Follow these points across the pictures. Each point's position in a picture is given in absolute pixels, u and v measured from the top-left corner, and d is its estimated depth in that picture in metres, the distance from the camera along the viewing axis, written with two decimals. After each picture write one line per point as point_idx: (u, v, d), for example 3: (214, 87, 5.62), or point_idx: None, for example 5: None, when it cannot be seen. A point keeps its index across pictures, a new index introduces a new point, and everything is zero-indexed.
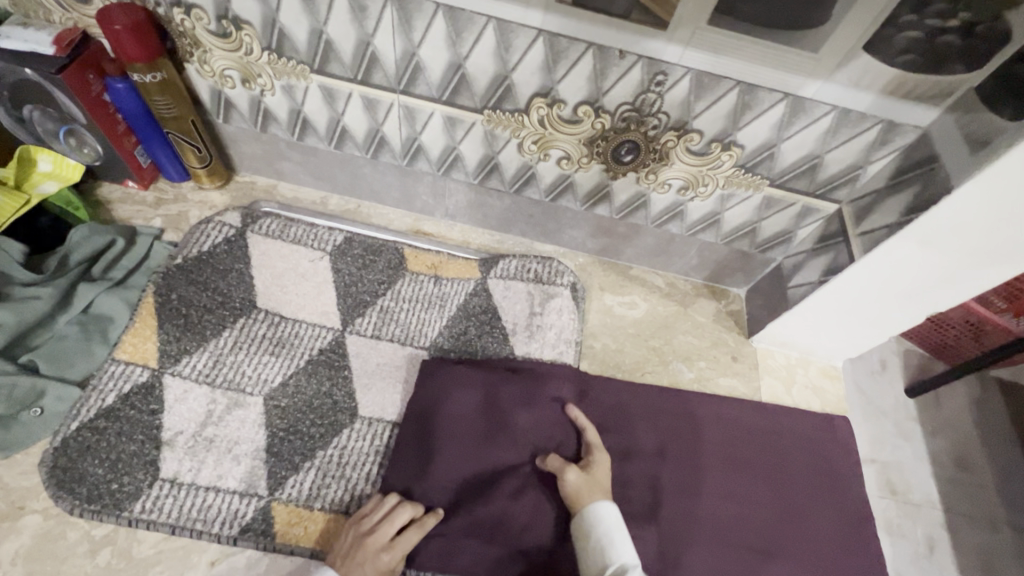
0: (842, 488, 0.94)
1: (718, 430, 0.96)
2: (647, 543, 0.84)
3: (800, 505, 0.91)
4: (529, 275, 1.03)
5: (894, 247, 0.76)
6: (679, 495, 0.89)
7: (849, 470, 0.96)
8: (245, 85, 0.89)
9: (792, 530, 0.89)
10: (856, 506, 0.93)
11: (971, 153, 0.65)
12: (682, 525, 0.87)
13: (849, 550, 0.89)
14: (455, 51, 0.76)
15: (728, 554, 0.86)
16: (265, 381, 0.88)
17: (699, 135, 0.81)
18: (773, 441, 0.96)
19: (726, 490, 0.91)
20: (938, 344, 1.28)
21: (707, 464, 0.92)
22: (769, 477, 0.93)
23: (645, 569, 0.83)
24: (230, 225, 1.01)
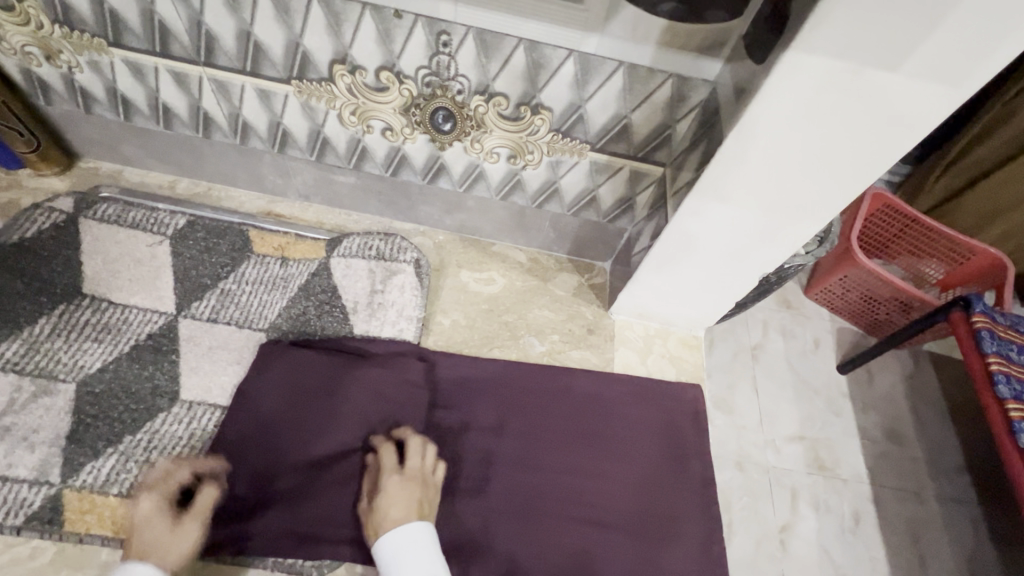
0: (686, 454, 0.94)
1: (563, 401, 0.94)
2: (469, 516, 0.84)
3: (641, 472, 0.91)
4: (372, 253, 1.00)
5: (696, 204, 0.75)
6: (513, 469, 0.88)
7: (696, 437, 0.96)
8: (51, 63, 0.86)
9: (629, 498, 0.89)
10: (699, 472, 0.93)
11: (736, 101, 0.64)
12: (511, 497, 0.86)
13: (686, 516, 0.89)
14: (239, 17, 0.74)
15: (557, 525, 0.85)
16: (81, 367, 0.86)
17: (504, 98, 0.79)
18: (618, 410, 0.95)
19: (563, 461, 0.90)
20: (871, 320, 1.34)
21: (547, 437, 0.91)
22: (611, 446, 0.92)
23: (467, 541, 0.82)
24: (59, 211, 0.97)
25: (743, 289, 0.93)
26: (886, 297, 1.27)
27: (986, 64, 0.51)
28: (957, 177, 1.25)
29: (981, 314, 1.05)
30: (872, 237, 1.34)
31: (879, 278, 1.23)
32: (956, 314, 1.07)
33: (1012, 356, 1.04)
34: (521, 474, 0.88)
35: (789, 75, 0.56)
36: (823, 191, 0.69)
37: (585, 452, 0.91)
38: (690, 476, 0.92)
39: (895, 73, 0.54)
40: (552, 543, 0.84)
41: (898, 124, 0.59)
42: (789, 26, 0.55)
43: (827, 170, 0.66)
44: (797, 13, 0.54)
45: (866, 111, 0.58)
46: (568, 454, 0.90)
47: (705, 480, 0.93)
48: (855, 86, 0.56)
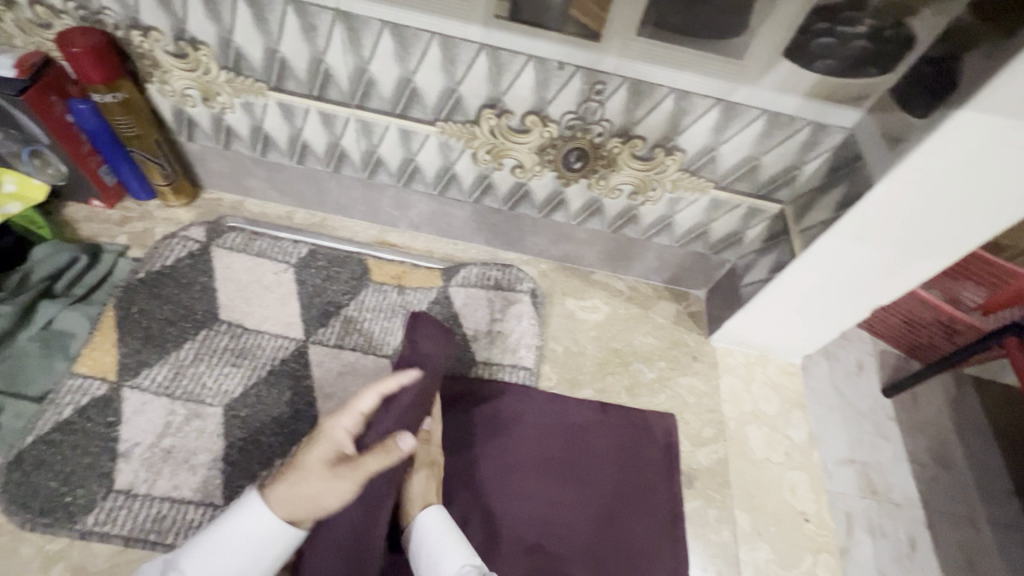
0: (655, 486, 0.91)
1: (533, 428, 0.93)
2: None
3: (608, 504, 0.88)
4: (490, 282, 1.04)
5: (829, 243, 0.80)
6: (595, 506, 0.88)
7: (664, 468, 0.93)
8: (205, 103, 0.92)
9: (601, 532, 0.85)
10: (668, 504, 0.89)
11: (889, 149, 0.69)
12: (477, 529, 0.83)
13: (656, 551, 0.85)
14: (404, 66, 0.79)
15: (522, 560, 0.82)
16: (225, 392, 0.89)
17: (642, 140, 0.84)
18: (586, 437, 0.94)
19: (527, 490, 0.87)
20: (913, 343, 1.37)
21: (628, 477, 0.91)
22: (577, 476, 0.90)
23: None
24: (194, 240, 1.02)
25: (852, 321, 0.96)
26: (929, 320, 1.30)
27: None
28: None
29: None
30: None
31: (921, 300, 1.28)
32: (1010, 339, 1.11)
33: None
34: (592, 515, 0.87)
35: (955, 131, 0.61)
36: (957, 235, 0.73)
37: (651, 493, 0.90)
38: (659, 507, 0.89)
39: None
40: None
41: None
42: (958, 86, 0.60)
43: (964, 217, 0.70)
44: (968, 75, 0.59)
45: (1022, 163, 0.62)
46: (647, 494, 0.90)
47: (673, 512, 0.89)
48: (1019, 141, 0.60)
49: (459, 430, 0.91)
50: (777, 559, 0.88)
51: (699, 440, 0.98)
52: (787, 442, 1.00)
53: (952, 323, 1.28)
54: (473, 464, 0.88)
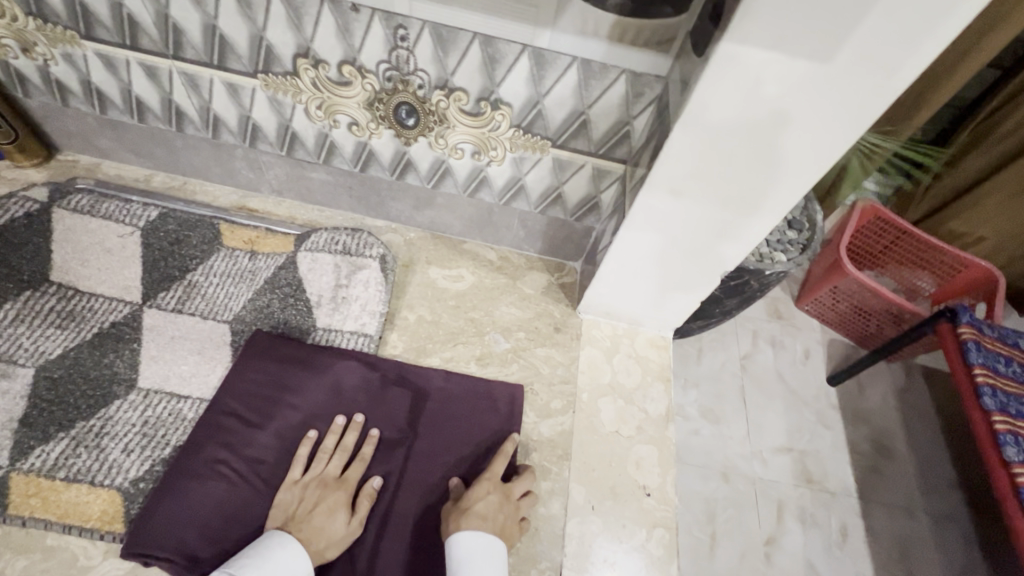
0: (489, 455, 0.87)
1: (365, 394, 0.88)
2: (226, 510, 0.75)
3: (435, 472, 0.84)
4: (338, 247, 1.00)
5: (652, 199, 0.75)
6: (422, 477, 0.84)
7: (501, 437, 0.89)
8: (27, 55, 0.89)
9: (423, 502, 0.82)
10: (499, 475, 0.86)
11: (681, 93, 0.64)
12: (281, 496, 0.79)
13: None
14: (203, 10, 0.76)
15: None
16: (41, 353, 0.86)
17: (464, 93, 0.80)
18: (423, 404, 0.89)
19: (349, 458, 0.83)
20: (861, 331, 1.48)
21: (462, 447, 0.87)
22: (406, 442, 0.86)
23: (222, 538, 0.74)
24: (33, 201, 0.97)
25: (705, 288, 0.93)
26: (877, 310, 1.40)
27: (915, 55, 0.52)
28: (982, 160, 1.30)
29: (967, 326, 1.15)
30: (865, 247, 1.48)
31: (865, 287, 1.35)
32: (942, 327, 1.19)
33: (999, 368, 1.13)
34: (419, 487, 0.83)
35: (727, 67, 0.57)
36: (775, 187, 0.69)
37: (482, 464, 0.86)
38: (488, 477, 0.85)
39: (828, 64, 0.54)
40: (411, 561, 0.77)
41: (839, 121, 0.59)
42: (724, 17, 0.56)
43: (775, 165, 0.66)
44: (730, 4, 0.55)
45: (806, 103, 0.58)
46: (479, 464, 0.86)
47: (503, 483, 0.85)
48: (794, 77, 0.56)
49: (281, 394, 0.85)
50: (606, 532, 0.84)
51: (546, 412, 0.94)
52: (642, 415, 0.96)
53: (900, 313, 1.37)
54: (288, 430, 0.83)
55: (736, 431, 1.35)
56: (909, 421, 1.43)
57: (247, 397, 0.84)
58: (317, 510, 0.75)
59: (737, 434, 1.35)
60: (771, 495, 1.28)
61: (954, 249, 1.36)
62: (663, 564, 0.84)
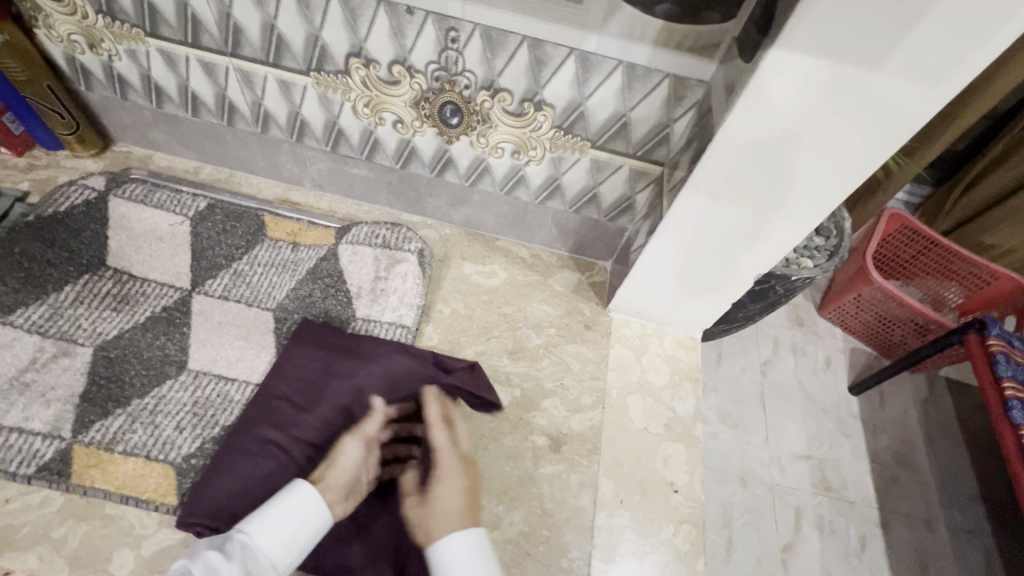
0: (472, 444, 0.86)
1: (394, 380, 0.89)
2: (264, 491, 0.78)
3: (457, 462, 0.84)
4: (378, 242, 1.03)
5: (691, 200, 0.77)
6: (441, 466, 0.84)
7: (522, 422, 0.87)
8: (93, 51, 0.93)
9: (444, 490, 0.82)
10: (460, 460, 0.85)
11: (726, 98, 0.66)
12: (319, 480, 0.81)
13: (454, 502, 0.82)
14: (263, 10, 0.79)
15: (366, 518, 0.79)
16: (99, 333, 0.91)
17: (509, 94, 0.83)
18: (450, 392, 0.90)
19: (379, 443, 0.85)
20: (884, 340, 1.47)
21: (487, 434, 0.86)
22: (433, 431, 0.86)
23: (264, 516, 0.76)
24: (92, 189, 1.02)
25: (737, 290, 0.94)
26: (904, 320, 1.39)
27: (962, 65, 0.53)
28: (1008, 175, 1.28)
29: (996, 338, 1.15)
30: (893, 257, 1.48)
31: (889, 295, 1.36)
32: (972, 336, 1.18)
33: None
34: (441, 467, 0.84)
35: (775, 73, 0.59)
36: (814, 191, 0.70)
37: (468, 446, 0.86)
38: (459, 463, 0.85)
39: (877, 70, 0.55)
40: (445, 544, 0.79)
41: (884, 126, 0.60)
42: (773, 26, 0.58)
43: (816, 170, 0.67)
44: (780, 14, 0.57)
45: (850, 107, 0.59)
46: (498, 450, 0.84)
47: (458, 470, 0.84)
48: (840, 81, 0.57)
49: (316, 380, 0.88)
50: (634, 526, 0.86)
51: (576, 407, 0.96)
52: (670, 414, 0.98)
53: (925, 324, 1.36)
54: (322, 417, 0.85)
55: (760, 436, 1.36)
56: (930, 429, 1.43)
57: (296, 383, 0.88)
58: (333, 457, 0.80)
59: (761, 440, 1.35)
60: (786, 501, 1.28)
61: (985, 260, 1.32)
62: (691, 559, 0.85)
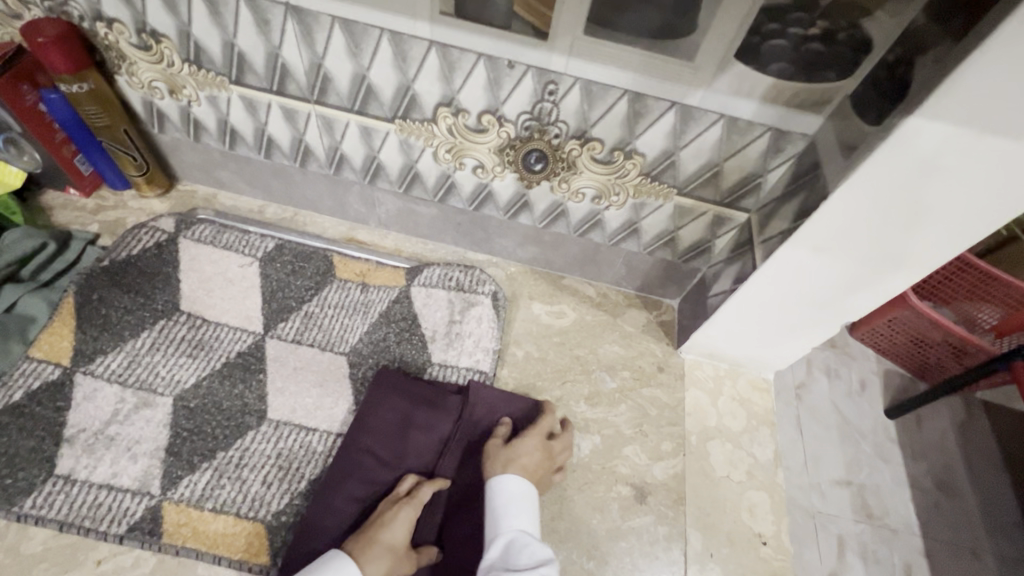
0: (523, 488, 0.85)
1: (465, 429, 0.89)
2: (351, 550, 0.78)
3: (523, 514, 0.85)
4: (451, 284, 1.04)
5: (791, 253, 0.76)
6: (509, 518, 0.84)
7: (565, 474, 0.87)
8: (172, 96, 0.93)
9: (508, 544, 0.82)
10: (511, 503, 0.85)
11: (845, 158, 0.66)
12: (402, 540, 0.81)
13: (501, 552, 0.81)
14: (357, 62, 0.79)
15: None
16: (177, 381, 0.89)
17: (600, 143, 0.82)
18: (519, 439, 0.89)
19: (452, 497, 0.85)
20: (919, 361, 1.37)
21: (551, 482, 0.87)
22: None
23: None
24: (162, 231, 1.02)
25: (822, 335, 0.92)
26: (939, 342, 1.29)
27: None
28: None
29: None
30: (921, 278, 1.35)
31: (928, 319, 1.25)
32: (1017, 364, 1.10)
33: None
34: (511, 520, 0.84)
35: (907, 139, 0.58)
36: (930, 249, 0.69)
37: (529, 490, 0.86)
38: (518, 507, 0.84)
39: (1020, 141, 0.55)
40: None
41: (1020, 190, 0.59)
42: (911, 92, 0.57)
43: (933, 230, 0.66)
44: (920, 81, 0.56)
45: (986, 173, 0.58)
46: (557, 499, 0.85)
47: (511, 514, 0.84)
48: (979, 149, 0.56)
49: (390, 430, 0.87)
50: None
51: (657, 454, 0.94)
52: (751, 460, 0.97)
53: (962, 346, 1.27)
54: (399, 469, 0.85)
55: None
56: (976, 459, 1.33)
57: (379, 434, 0.87)
58: (384, 520, 0.76)
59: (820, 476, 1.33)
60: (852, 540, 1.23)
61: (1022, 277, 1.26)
62: None
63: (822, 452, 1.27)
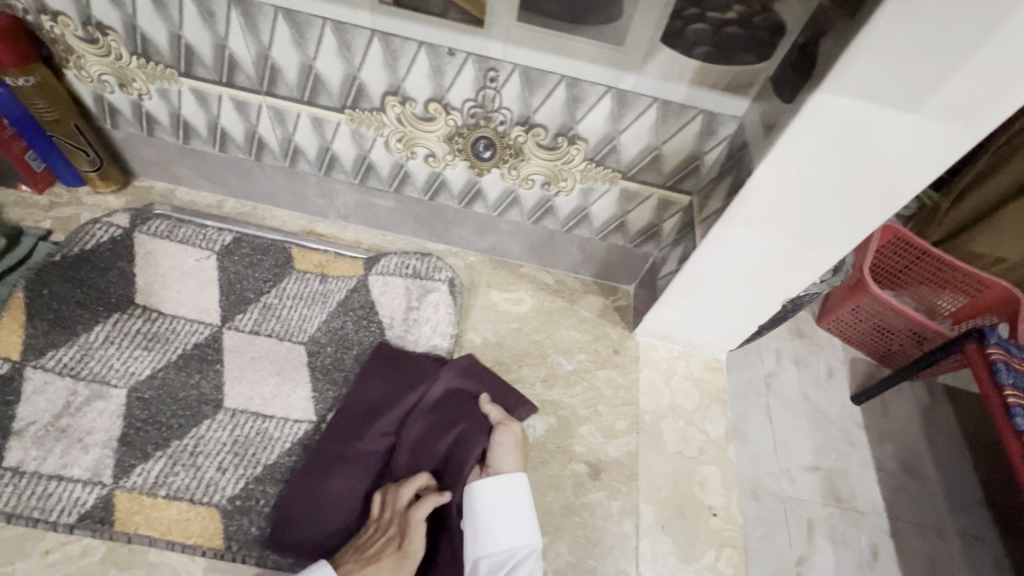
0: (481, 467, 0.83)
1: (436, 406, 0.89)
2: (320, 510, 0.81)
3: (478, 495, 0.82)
4: (408, 271, 1.05)
5: (725, 231, 0.80)
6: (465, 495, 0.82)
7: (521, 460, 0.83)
8: (123, 90, 0.93)
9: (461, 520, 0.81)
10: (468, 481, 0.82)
11: (766, 135, 0.69)
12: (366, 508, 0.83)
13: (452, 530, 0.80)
14: (303, 52, 0.81)
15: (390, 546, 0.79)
16: (132, 373, 0.89)
17: (544, 129, 0.85)
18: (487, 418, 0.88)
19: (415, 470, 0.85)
20: (882, 349, 1.42)
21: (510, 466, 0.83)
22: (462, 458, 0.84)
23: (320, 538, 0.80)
24: (117, 226, 1.01)
25: (765, 313, 0.96)
26: (901, 329, 1.35)
27: (1000, 107, 0.56)
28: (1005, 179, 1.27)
29: (995, 346, 1.12)
30: (885, 267, 1.41)
31: (890, 306, 1.31)
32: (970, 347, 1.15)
33: None
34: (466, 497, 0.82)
35: (817, 113, 0.62)
36: (851, 223, 0.73)
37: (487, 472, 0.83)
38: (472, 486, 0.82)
39: (916, 113, 0.58)
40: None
41: (922, 160, 0.63)
42: (817, 69, 0.61)
43: (851, 203, 0.70)
44: (824, 58, 0.60)
45: (890, 144, 0.62)
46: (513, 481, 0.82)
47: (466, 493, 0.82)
48: (882, 121, 0.60)
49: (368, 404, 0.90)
50: (676, 551, 0.88)
51: (611, 432, 0.97)
52: (703, 436, 1.00)
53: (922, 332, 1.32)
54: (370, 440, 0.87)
55: None
56: (929, 436, 1.37)
57: (356, 407, 0.90)
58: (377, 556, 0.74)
59: None
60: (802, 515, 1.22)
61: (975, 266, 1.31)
62: None
63: (781, 432, 1.31)
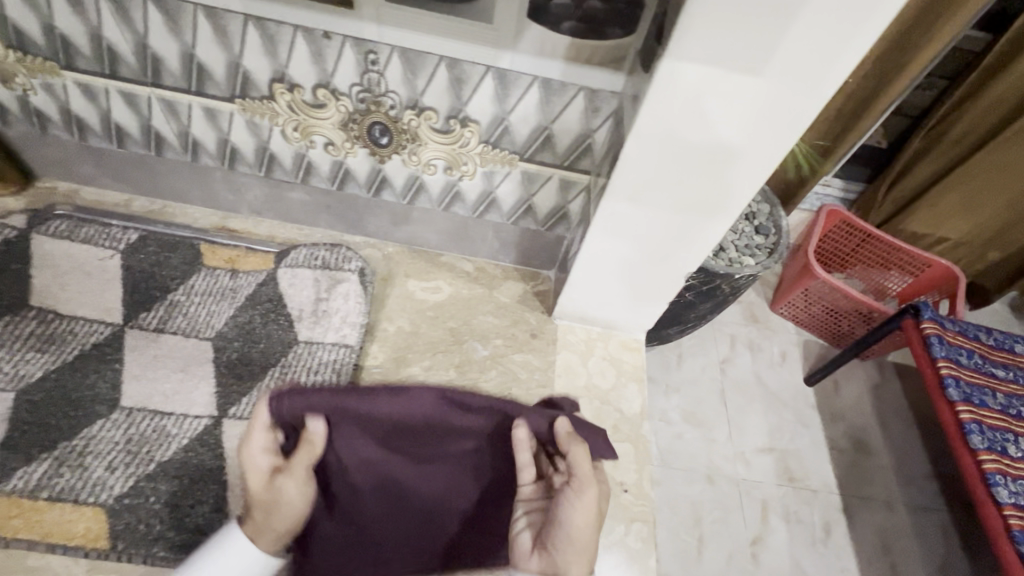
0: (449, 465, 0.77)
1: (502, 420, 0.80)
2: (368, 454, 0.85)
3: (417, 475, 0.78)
4: (317, 263, 1.03)
5: (612, 206, 0.80)
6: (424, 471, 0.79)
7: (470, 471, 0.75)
8: (6, 86, 0.91)
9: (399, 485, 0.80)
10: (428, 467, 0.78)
11: (633, 107, 0.70)
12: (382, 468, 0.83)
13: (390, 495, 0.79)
14: (181, 40, 0.80)
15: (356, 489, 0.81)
16: (21, 376, 0.86)
17: (434, 112, 0.85)
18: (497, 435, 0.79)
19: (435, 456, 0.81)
20: (828, 330, 1.42)
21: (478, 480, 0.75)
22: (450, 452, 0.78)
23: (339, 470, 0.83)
24: (11, 228, 0.97)
25: (670, 291, 0.97)
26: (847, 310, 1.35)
27: (832, 69, 0.58)
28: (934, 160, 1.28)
29: (930, 321, 1.13)
30: (832, 251, 1.45)
31: (835, 289, 1.30)
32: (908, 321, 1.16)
33: (961, 360, 1.11)
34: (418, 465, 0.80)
35: (670, 81, 0.63)
36: (725, 192, 0.75)
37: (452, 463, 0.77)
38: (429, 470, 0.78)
39: (759, 78, 0.60)
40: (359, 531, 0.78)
41: (775, 126, 0.65)
42: (663, 38, 0.62)
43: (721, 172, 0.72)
44: (669, 26, 0.61)
45: (743, 111, 0.64)
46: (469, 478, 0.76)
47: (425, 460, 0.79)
48: (730, 87, 0.62)
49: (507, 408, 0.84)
50: None
51: None
52: (618, 415, 1.00)
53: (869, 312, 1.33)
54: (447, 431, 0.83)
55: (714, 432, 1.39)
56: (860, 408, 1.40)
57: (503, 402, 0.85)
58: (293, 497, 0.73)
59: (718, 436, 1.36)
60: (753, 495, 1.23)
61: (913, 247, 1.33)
62: (642, 556, 0.87)
63: (714, 411, 1.32)
